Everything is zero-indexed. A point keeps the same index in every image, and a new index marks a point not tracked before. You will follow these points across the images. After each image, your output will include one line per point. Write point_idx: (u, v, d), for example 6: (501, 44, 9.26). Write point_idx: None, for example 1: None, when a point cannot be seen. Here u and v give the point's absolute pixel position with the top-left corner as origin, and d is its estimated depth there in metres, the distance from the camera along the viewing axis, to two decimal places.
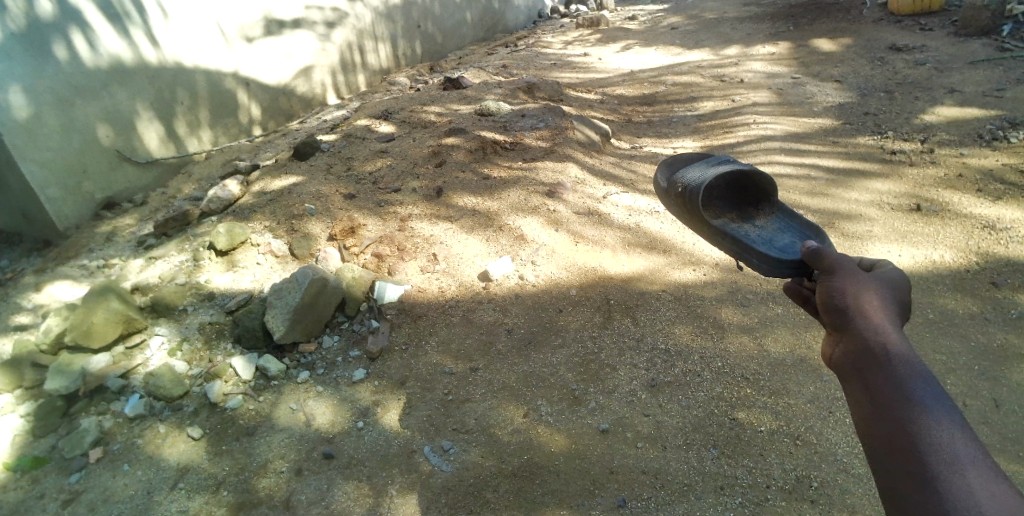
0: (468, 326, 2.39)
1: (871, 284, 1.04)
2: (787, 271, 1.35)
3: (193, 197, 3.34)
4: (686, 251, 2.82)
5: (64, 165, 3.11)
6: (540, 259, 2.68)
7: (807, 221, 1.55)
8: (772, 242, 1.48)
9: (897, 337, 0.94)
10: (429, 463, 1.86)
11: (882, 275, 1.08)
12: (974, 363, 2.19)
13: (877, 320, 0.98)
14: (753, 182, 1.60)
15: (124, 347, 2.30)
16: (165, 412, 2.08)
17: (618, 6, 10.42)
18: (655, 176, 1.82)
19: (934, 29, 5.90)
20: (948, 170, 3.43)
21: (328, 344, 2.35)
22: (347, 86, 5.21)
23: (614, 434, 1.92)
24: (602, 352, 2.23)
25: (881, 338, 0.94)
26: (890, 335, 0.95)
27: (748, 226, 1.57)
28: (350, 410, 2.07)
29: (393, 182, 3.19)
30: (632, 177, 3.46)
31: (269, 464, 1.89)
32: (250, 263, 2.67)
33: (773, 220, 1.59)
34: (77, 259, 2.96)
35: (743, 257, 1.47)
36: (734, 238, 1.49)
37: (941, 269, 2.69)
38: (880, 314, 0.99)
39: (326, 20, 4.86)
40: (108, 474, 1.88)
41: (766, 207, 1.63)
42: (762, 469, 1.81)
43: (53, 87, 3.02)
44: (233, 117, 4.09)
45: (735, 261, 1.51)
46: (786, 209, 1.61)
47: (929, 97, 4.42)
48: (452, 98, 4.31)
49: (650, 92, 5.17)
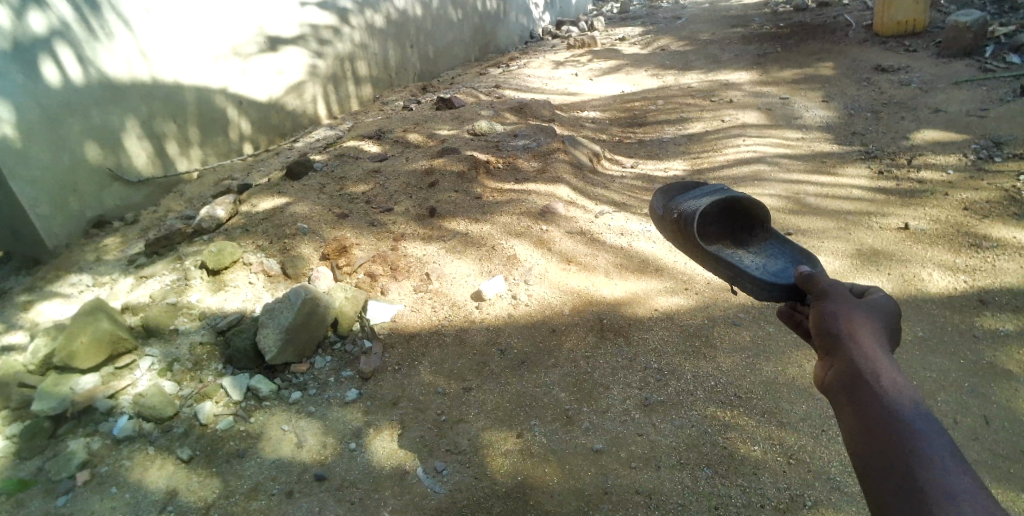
0: (460, 346, 2.39)
1: (859, 308, 1.07)
2: (778, 295, 1.37)
3: (185, 216, 3.33)
4: (677, 271, 2.84)
5: (55, 184, 3.11)
6: (533, 279, 2.69)
7: (800, 247, 1.57)
8: (766, 268, 1.49)
9: (887, 362, 0.96)
10: (421, 484, 1.85)
11: (870, 300, 1.10)
12: (964, 380, 2.21)
13: (867, 346, 0.99)
14: (748, 209, 1.63)
15: (113, 368, 2.27)
16: (154, 434, 2.05)
17: (609, 26, 10.57)
18: (651, 201, 1.85)
19: (918, 50, 6.03)
20: (934, 189, 3.49)
21: (320, 365, 2.34)
22: (340, 105, 5.25)
23: (608, 454, 1.91)
24: (594, 372, 2.24)
25: (871, 362, 0.95)
26: (880, 360, 0.96)
27: (742, 252, 1.59)
28: (341, 432, 2.05)
29: (386, 201, 3.21)
30: (624, 196, 3.50)
31: (259, 487, 1.86)
32: (241, 282, 2.66)
33: (766, 245, 1.62)
34: (66, 279, 2.93)
35: (738, 283, 1.46)
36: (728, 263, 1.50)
37: (930, 287, 2.73)
38: (870, 340, 1.00)
39: (318, 40, 4.90)
40: (95, 497, 1.85)
41: (759, 233, 1.66)
42: (756, 489, 1.80)
43: (44, 105, 3.02)
44: (224, 136, 4.10)
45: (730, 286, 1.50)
46: (779, 235, 1.63)
47: (915, 117, 4.51)
48: (444, 118, 4.35)
49: (641, 112, 5.24)
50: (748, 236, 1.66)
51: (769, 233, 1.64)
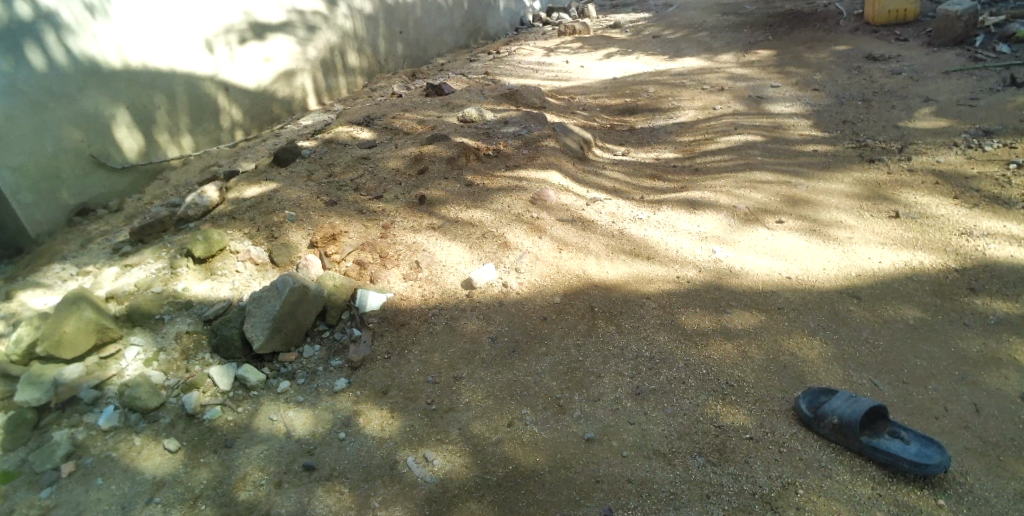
0: (451, 334, 2.37)
1: None
2: (925, 471, 1.73)
3: (170, 203, 3.27)
4: (669, 257, 2.84)
5: (39, 172, 3.05)
6: (524, 267, 2.68)
7: (901, 450, 1.78)
8: (905, 446, 1.81)
9: None
10: (412, 474, 1.83)
11: None
12: (954, 368, 2.21)
13: None
14: (873, 417, 1.90)
15: (98, 358, 2.22)
16: (140, 424, 2.02)
17: (601, 12, 10.48)
18: (807, 394, 2.04)
19: (910, 38, 6.04)
20: (924, 176, 3.50)
21: (308, 354, 2.31)
22: (329, 92, 5.18)
23: (599, 442, 1.90)
24: (586, 360, 2.23)
25: None
26: None
27: (886, 437, 1.85)
28: (330, 421, 2.03)
29: (375, 188, 3.17)
30: (615, 184, 3.49)
31: (246, 477, 1.84)
32: (228, 271, 2.61)
33: (890, 430, 1.88)
34: (48, 267, 2.87)
35: (892, 465, 1.78)
36: (884, 464, 1.80)
37: (921, 274, 2.73)
38: None
39: (306, 25, 4.82)
40: (81, 488, 1.81)
41: (880, 423, 1.90)
42: (747, 476, 1.78)
43: (23, 90, 2.93)
44: (212, 123, 4.03)
45: (883, 469, 1.81)
46: (898, 426, 1.89)
47: (906, 106, 4.52)
48: (433, 105, 4.30)
49: (632, 99, 5.21)
50: (873, 423, 1.90)
51: (889, 421, 1.90)
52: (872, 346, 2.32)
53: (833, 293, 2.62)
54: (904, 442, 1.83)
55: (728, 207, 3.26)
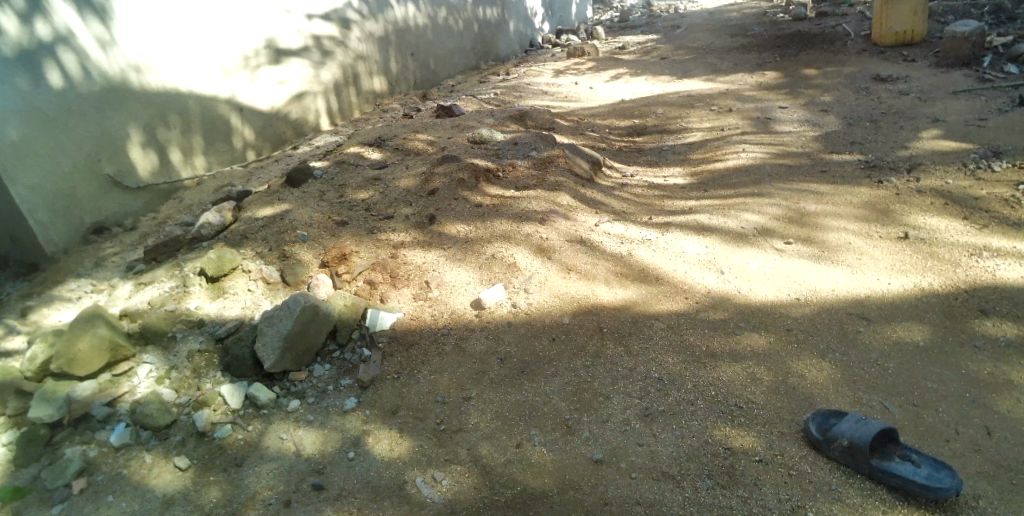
0: (460, 354, 2.39)
1: None
2: (938, 495, 1.72)
3: (184, 223, 3.33)
4: (676, 278, 2.85)
5: (56, 190, 3.10)
6: (533, 287, 2.70)
7: (914, 474, 1.77)
8: (917, 470, 1.79)
9: None
10: (420, 494, 1.84)
11: None
12: (965, 391, 2.19)
13: None
14: (884, 439, 1.88)
15: (111, 375, 2.25)
16: (151, 442, 2.04)
17: (609, 35, 10.61)
18: (815, 417, 2.03)
19: (917, 59, 6.07)
20: (932, 198, 3.50)
21: (318, 373, 2.33)
22: (341, 113, 5.27)
23: (607, 464, 1.90)
24: (594, 381, 2.23)
25: None
26: None
27: (897, 460, 1.84)
28: (339, 440, 2.05)
29: (386, 209, 3.21)
30: (623, 205, 3.52)
31: (256, 496, 1.85)
32: (240, 290, 2.65)
33: (900, 453, 1.87)
34: (63, 285, 2.92)
35: (904, 488, 1.76)
36: (895, 487, 1.79)
37: (930, 295, 2.72)
38: None
39: (319, 48, 4.93)
40: (92, 505, 1.82)
41: (890, 446, 1.89)
42: (756, 500, 1.76)
43: (44, 110, 3.00)
44: (226, 143, 4.11)
45: (894, 493, 1.79)
46: (909, 448, 1.88)
47: (914, 126, 4.53)
48: (443, 126, 4.36)
49: (640, 120, 5.26)
50: (883, 446, 1.89)
51: (899, 444, 1.89)
52: (882, 368, 2.31)
53: (842, 315, 2.61)
54: (915, 465, 1.81)
55: (736, 228, 3.28)
